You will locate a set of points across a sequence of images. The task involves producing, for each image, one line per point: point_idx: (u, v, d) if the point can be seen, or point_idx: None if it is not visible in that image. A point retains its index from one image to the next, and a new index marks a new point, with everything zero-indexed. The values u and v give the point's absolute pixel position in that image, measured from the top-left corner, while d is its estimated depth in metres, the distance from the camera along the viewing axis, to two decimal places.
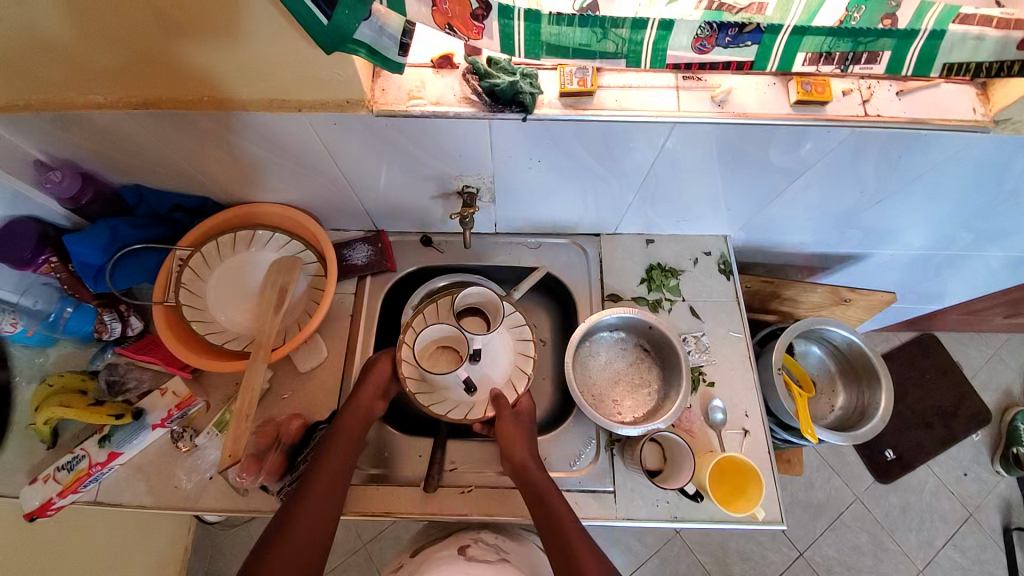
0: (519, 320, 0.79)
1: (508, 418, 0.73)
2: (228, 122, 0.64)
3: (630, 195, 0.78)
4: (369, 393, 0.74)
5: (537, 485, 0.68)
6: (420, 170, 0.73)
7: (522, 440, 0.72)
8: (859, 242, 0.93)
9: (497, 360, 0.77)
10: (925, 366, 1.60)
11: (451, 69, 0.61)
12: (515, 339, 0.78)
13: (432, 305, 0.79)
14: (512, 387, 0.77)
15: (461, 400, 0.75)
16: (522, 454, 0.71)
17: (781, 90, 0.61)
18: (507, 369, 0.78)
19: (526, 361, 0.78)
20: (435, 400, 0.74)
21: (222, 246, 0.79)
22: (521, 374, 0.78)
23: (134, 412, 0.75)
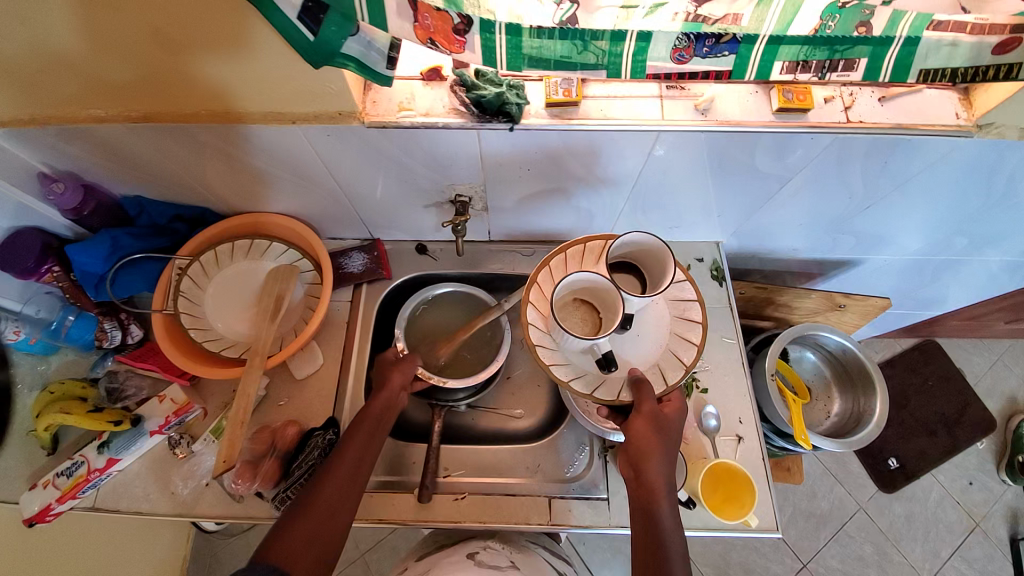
0: (683, 298, 0.73)
1: (647, 415, 0.64)
2: (226, 134, 0.66)
3: (620, 203, 0.79)
4: (379, 408, 0.73)
5: (657, 521, 0.59)
6: (413, 180, 0.74)
7: (656, 459, 0.62)
8: (853, 247, 0.93)
9: (645, 335, 0.71)
10: (928, 373, 1.58)
11: (440, 81, 0.63)
12: (673, 315, 0.72)
13: (579, 246, 0.75)
14: (659, 374, 0.69)
15: (589, 369, 0.70)
16: (654, 476, 0.62)
17: (763, 99, 0.62)
18: (655, 348, 0.71)
19: (680, 344, 0.71)
20: (559, 359, 0.70)
21: (220, 255, 0.81)
22: (671, 362, 0.70)
23: (133, 419, 0.76)
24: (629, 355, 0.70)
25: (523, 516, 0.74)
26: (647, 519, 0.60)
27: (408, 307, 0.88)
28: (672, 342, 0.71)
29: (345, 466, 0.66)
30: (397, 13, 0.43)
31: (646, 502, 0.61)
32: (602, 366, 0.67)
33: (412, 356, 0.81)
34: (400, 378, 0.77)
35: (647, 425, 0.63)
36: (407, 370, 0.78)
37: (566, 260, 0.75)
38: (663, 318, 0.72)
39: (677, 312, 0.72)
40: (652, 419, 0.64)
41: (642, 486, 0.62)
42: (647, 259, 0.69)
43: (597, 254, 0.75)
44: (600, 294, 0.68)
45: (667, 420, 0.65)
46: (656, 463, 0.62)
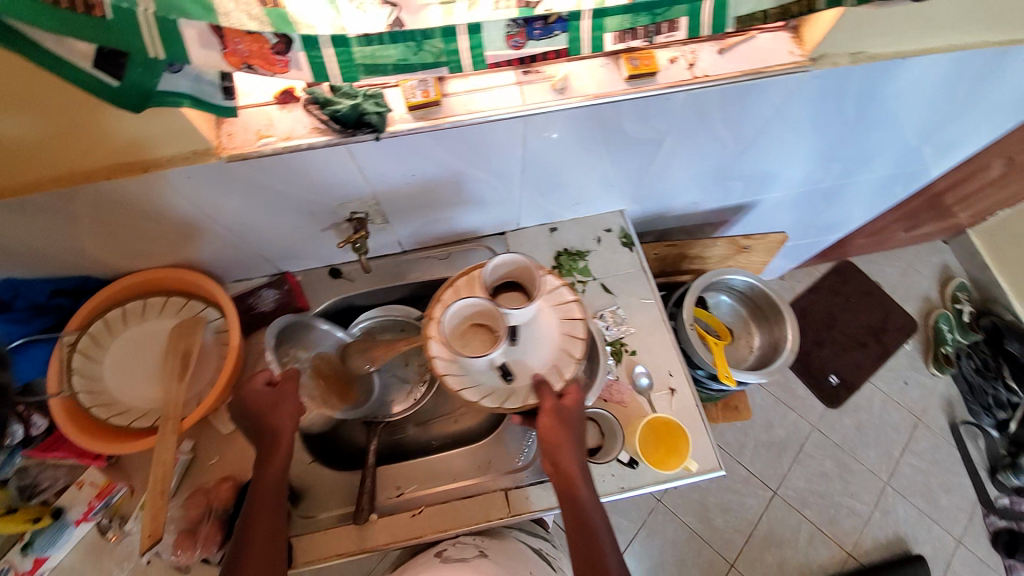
0: (565, 297, 0.69)
1: (552, 410, 0.63)
2: (82, 197, 0.61)
3: (519, 190, 0.80)
4: (283, 460, 0.64)
5: (579, 504, 0.62)
6: (300, 206, 0.72)
7: (567, 448, 0.63)
8: (745, 190, 0.98)
9: (538, 342, 0.66)
10: (849, 291, 1.71)
11: (296, 103, 0.61)
12: (562, 318, 0.68)
13: (464, 276, 0.70)
14: (558, 373, 0.66)
15: (495, 385, 0.65)
16: (571, 464, 0.64)
17: (614, 69, 0.65)
18: (551, 351, 0.67)
19: (573, 342, 0.67)
20: (466, 384, 0.64)
21: (112, 322, 0.77)
22: (567, 359, 0.66)
23: (53, 512, 0.71)
24: (526, 364, 0.65)
25: (482, 515, 0.74)
26: (574, 509, 0.62)
27: (286, 319, 0.74)
28: (566, 343, 0.67)
29: (257, 549, 0.59)
30: (201, 44, 0.42)
31: (566, 487, 0.63)
32: (502, 377, 0.64)
33: (287, 384, 0.67)
34: (289, 425, 0.64)
35: (553, 422, 0.63)
36: (294, 410, 0.66)
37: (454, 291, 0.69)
38: (553, 322, 0.68)
39: (564, 312, 0.68)
40: (557, 415, 0.63)
41: (559, 474, 0.64)
42: (522, 270, 0.66)
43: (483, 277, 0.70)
44: (486, 317, 0.63)
45: (570, 411, 0.64)
46: (567, 452, 0.63)
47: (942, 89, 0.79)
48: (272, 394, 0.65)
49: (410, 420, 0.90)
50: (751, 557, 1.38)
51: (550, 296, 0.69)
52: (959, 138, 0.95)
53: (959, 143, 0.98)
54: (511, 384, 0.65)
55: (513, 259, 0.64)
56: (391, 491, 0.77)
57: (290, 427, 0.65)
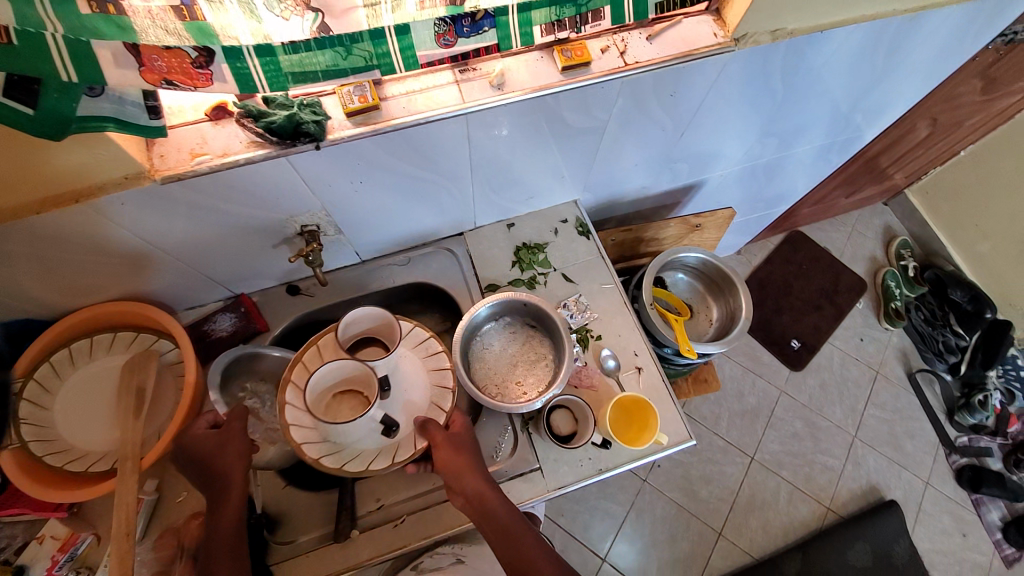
0: (421, 336, 0.74)
1: (445, 442, 0.65)
2: (7, 236, 0.58)
3: (470, 189, 0.81)
4: (236, 504, 0.62)
5: (498, 517, 0.61)
6: (247, 224, 0.70)
7: (470, 469, 0.64)
8: (691, 171, 1.02)
9: (408, 386, 0.70)
10: (801, 259, 1.80)
11: (230, 118, 0.60)
12: (424, 358, 0.73)
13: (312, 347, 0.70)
14: (438, 408, 0.70)
15: (379, 445, 0.66)
16: (477, 484, 0.63)
17: (549, 62, 0.66)
18: (424, 396, 0.70)
19: (443, 375, 0.72)
20: (348, 455, 0.65)
21: (58, 364, 0.72)
22: (442, 392, 0.71)
23: (15, 571, 0.66)
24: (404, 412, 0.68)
25: (466, 515, 0.74)
26: (491, 521, 0.61)
27: (238, 350, 0.76)
28: (433, 382, 0.71)
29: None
30: (116, 63, 0.41)
31: (481, 509, 0.61)
32: (386, 435, 0.66)
33: (234, 420, 0.65)
34: (239, 464, 0.63)
35: (447, 448, 0.64)
36: (243, 449, 0.64)
37: (305, 366, 0.68)
38: (416, 366, 0.71)
39: (424, 352, 0.73)
40: (449, 441, 0.65)
41: (470, 499, 0.62)
42: (383, 322, 0.73)
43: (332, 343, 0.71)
44: (356, 380, 0.67)
45: (460, 436, 0.67)
46: (471, 473, 0.63)
47: (861, 59, 0.84)
48: (218, 436, 0.64)
49: None
50: (736, 522, 1.43)
51: (408, 340, 0.73)
52: (882, 105, 1.01)
53: (885, 108, 1.04)
54: (396, 436, 0.67)
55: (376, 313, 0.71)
56: (370, 504, 0.75)
57: (241, 468, 0.63)
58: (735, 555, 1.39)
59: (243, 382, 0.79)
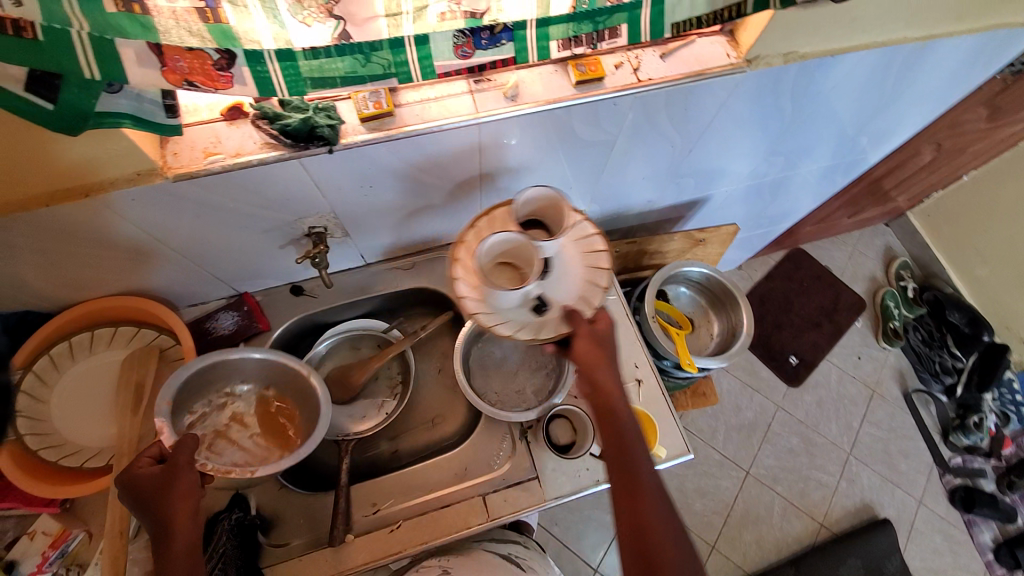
0: (587, 230, 0.67)
1: (587, 335, 0.64)
2: (18, 228, 0.58)
3: (478, 196, 0.81)
4: (186, 547, 0.55)
5: (617, 418, 0.62)
6: (257, 223, 0.70)
7: (603, 367, 0.63)
8: (698, 186, 1.03)
9: (566, 274, 0.66)
10: (802, 277, 1.80)
11: (244, 118, 0.60)
12: (584, 251, 0.67)
13: (484, 216, 0.69)
14: (586, 302, 0.65)
15: (525, 320, 0.65)
16: (607, 379, 0.63)
17: (563, 76, 0.67)
18: (575, 284, 0.66)
19: (598, 274, 0.66)
20: (498, 319, 0.65)
21: (58, 357, 0.72)
22: (595, 287, 0.66)
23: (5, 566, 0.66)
24: (559, 294, 0.66)
25: (462, 522, 0.73)
26: (610, 422, 0.63)
27: (199, 364, 0.68)
28: (589, 276, 0.66)
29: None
30: (138, 63, 0.41)
31: (604, 404, 0.63)
32: (534, 311, 0.66)
33: (176, 457, 0.58)
34: (186, 504, 0.56)
35: (589, 344, 0.63)
36: (191, 487, 0.57)
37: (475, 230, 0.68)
38: (572, 257, 0.67)
39: (584, 246, 0.67)
40: (593, 338, 0.64)
41: (597, 393, 0.63)
42: (550, 202, 0.68)
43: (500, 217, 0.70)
44: (516, 254, 0.65)
45: (604, 336, 0.65)
46: (603, 371, 0.63)
47: (869, 84, 0.85)
48: (161, 474, 0.57)
49: (384, 434, 0.88)
50: (729, 536, 1.43)
51: (571, 231, 0.68)
52: (888, 128, 1.03)
53: (891, 131, 1.05)
54: (543, 315, 0.66)
55: (543, 191, 0.66)
56: (367, 509, 0.75)
57: (188, 505, 0.56)
58: (727, 570, 1.39)
59: (221, 387, 0.73)
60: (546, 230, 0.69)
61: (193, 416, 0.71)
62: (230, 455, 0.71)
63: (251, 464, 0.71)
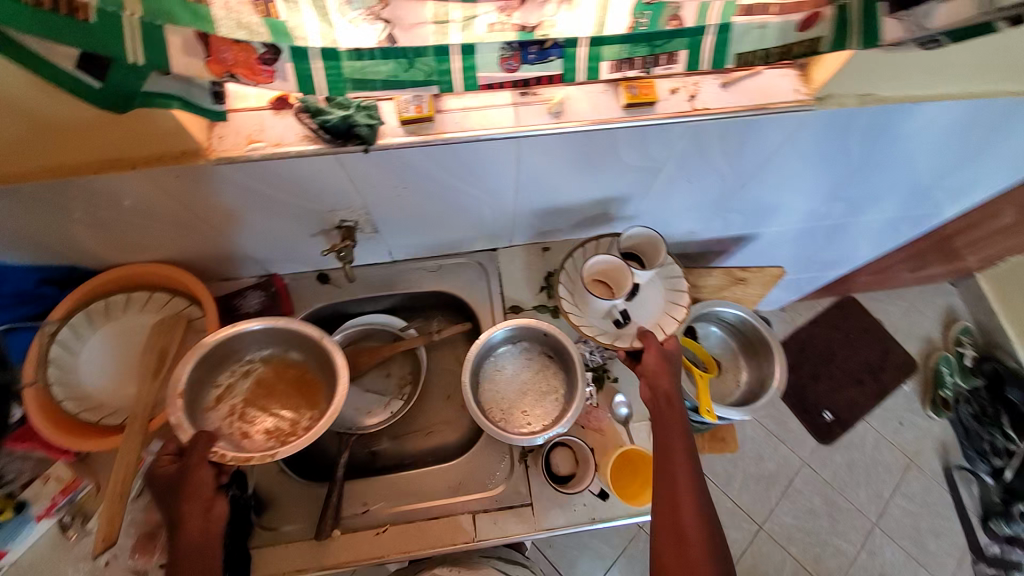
0: (675, 272, 0.85)
1: (658, 350, 0.75)
2: (72, 190, 0.61)
3: (511, 208, 0.79)
4: (199, 524, 0.59)
5: (673, 421, 0.69)
6: (292, 211, 0.71)
7: (668, 377, 0.73)
8: (746, 222, 0.97)
9: (649, 301, 0.83)
10: (849, 328, 1.68)
11: (290, 109, 0.61)
12: (667, 288, 0.84)
13: (594, 241, 0.87)
14: (659, 328, 0.82)
15: (607, 328, 0.82)
16: (668, 387, 0.72)
17: (613, 96, 0.64)
18: (656, 310, 0.83)
19: (677, 308, 0.82)
20: (585, 321, 0.82)
21: (95, 314, 0.76)
22: (671, 319, 0.82)
23: (16, 506, 0.68)
24: (641, 317, 0.82)
25: (447, 538, 0.72)
26: (663, 423, 0.70)
27: (213, 341, 0.69)
28: (668, 306, 0.83)
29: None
30: (184, 52, 0.42)
31: (664, 407, 0.70)
32: (614, 323, 0.82)
33: (195, 442, 0.62)
34: (206, 480, 0.61)
35: (658, 357, 0.74)
36: (206, 472, 0.61)
37: (585, 250, 0.86)
38: (659, 289, 0.84)
39: (669, 285, 0.84)
40: (663, 354, 0.75)
41: (659, 397, 0.71)
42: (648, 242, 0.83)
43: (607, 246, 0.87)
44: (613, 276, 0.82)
45: (672, 355, 0.76)
46: (668, 379, 0.73)
47: (952, 136, 0.78)
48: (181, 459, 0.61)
49: (386, 432, 0.87)
50: None
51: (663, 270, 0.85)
52: (967, 185, 0.94)
53: (971, 188, 0.96)
54: (621, 328, 0.82)
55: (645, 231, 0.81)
56: (356, 507, 0.75)
57: (207, 487, 0.60)
58: None
59: (242, 356, 0.74)
60: (641, 263, 0.86)
61: (219, 388, 0.72)
62: (263, 423, 0.72)
63: (284, 430, 0.72)
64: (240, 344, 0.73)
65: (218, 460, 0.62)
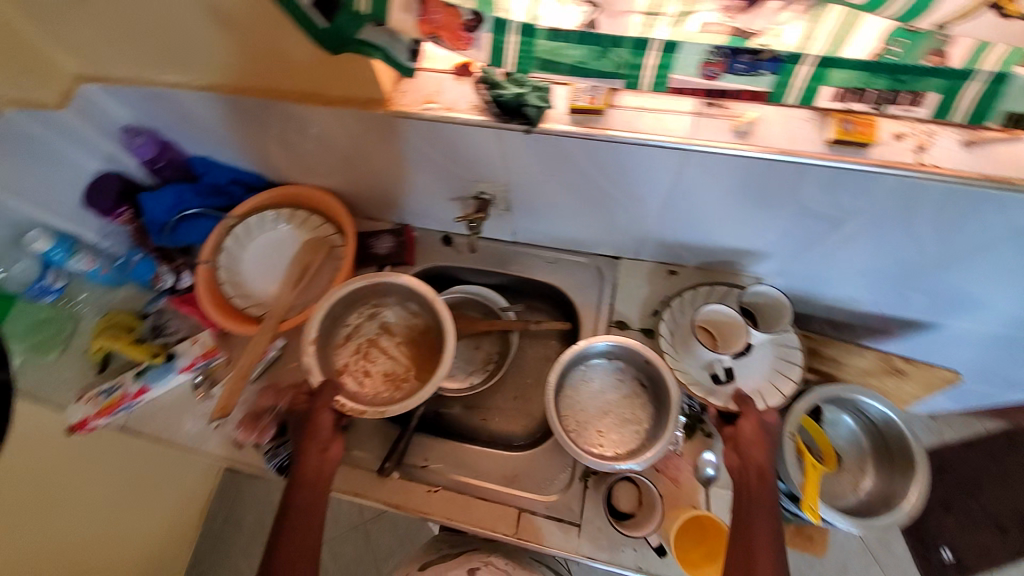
0: (790, 342, 0.77)
1: (757, 419, 0.68)
2: (275, 111, 0.70)
3: (650, 221, 0.74)
4: (314, 467, 0.66)
5: (760, 499, 0.62)
6: (442, 173, 0.74)
7: (764, 450, 0.66)
8: (930, 308, 0.79)
9: (757, 365, 0.75)
10: (1019, 466, 1.33)
11: (469, 77, 0.63)
12: (778, 355, 0.76)
13: (706, 286, 0.82)
14: (760, 396, 0.74)
15: (703, 381, 0.76)
16: (762, 460, 0.65)
17: (816, 127, 0.55)
18: (761, 377, 0.75)
19: (784, 381, 0.75)
20: (679, 368, 0.77)
21: (264, 220, 0.87)
22: (775, 391, 0.74)
23: (167, 354, 0.84)
24: (744, 379, 0.74)
25: (489, 523, 0.72)
26: (748, 498, 0.63)
27: (356, 284, 0.76)
28: (774, 376, 0.75)
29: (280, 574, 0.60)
30: (402, 8, 0.44)
31: (751, 481, 0.64)
32: (711, 378, 0.75)
33: (325, 385, 0.70)
34: (327, 421, 0.68)
35: (757, 428, 0.67)
36: (329, 418, 0.68)
37: (695, 294, 0.82)
38: (770, 354, 0.76)
39: (781, 353, 0.76)
40: (762, 424, 0.67)
41: (748, 468, 0.65)
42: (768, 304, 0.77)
43: (720, 295, 0.81)
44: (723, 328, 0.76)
45: (774, 429, 0.68)
46: (763, 452, 0.65)
47: None
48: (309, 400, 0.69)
49: (461, 400, 0.89)
50: None
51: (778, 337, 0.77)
52: None
53: None
54: (718, 386, 0.75)
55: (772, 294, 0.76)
56: (418, 460, 0.79)
57: (329, 429, 0.68)
58: None
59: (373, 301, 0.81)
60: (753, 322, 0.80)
61: (349, 326, 0.80)
62: (382, 364, 0.79)
63: (398, 374, 0.79)
64: (374, 291, 0.79)
65: (340, 407, 0.69)
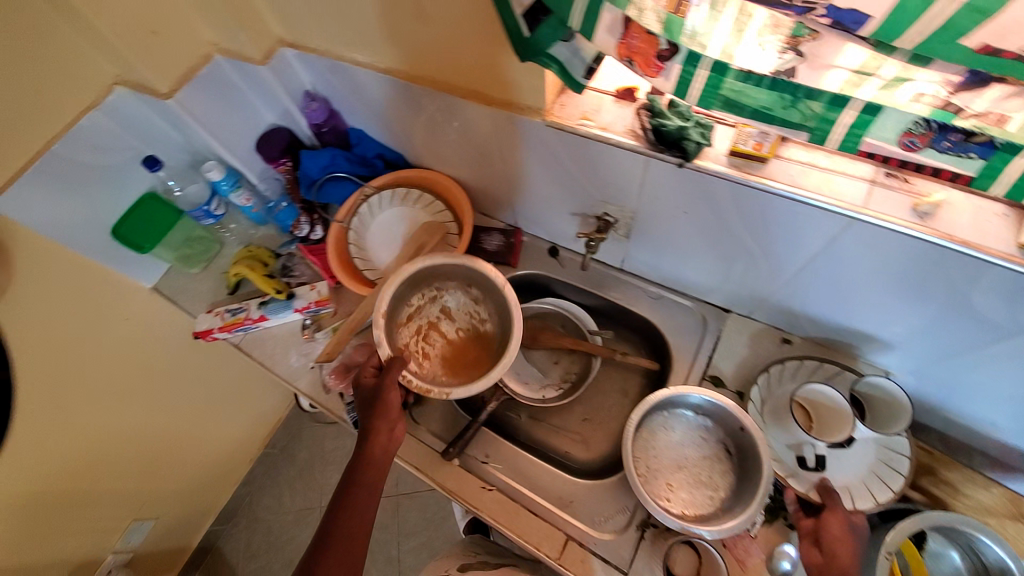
0: (901, 448, 0.68)
1: (843, 516, 0.62)
2: (437, 100, 0.76)
3: (778, 283, 0.70)
4: (380, 451, 0.69)
5: None
6: (574, 189, 0.76)
7: (850, 547, 0.59)
8: None
9: (853, 461, 0.68)
10: None
11: (631, 102, 0.64)
12: (880, 457, 0.68)
13: (817, 361, 0.75)
14: (847, 494, 0.67)
15: (785, 459, 0.70)
16: (846, 556, 0.58)
17: (1010, 225, 0.50)
18: (854, 474, 0.67)
19: (881, 488, 0.67)
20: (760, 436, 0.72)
21: (396, 195, 0.95)
22: (867, 494, 0.67)
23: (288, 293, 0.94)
24: (835, 472, 0.68)
25: (535, 541, 0.72)
26: None
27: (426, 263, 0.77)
28: (870, 479, 0.67)
29: (338, 541, 0.64)
30: (608, 27, 0.47)
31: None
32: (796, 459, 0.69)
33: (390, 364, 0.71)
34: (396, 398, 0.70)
35: (842, 525, 0.61)
36: (395, 398, 0.70)
37: (800, 365, 0.75)
38: (873, 454, 0.68)
39: (885, 456, 0.68)
40: (848, 522, 0.61)
41: (832, 565, 0.58)
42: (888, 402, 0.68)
43: (830, 374, 0.74)
44: (825, 413, 0.69)
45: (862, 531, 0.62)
46: (849, 548, 0.59)
47: None
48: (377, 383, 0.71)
49: (528, 410, 0.89)
50: None
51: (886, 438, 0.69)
52: None
53: None
54: (800, 469, 0.69)
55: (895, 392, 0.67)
56: (479, 454, 0.80)
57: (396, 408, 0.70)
58: None
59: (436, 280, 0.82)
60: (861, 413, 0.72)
61: (411, 307, 0.81)
62: (442, 346, 0.80)
63: (459, 356, 0.80)
64: (439, 271, 0.81)
65: (407, 382, 0.71)
